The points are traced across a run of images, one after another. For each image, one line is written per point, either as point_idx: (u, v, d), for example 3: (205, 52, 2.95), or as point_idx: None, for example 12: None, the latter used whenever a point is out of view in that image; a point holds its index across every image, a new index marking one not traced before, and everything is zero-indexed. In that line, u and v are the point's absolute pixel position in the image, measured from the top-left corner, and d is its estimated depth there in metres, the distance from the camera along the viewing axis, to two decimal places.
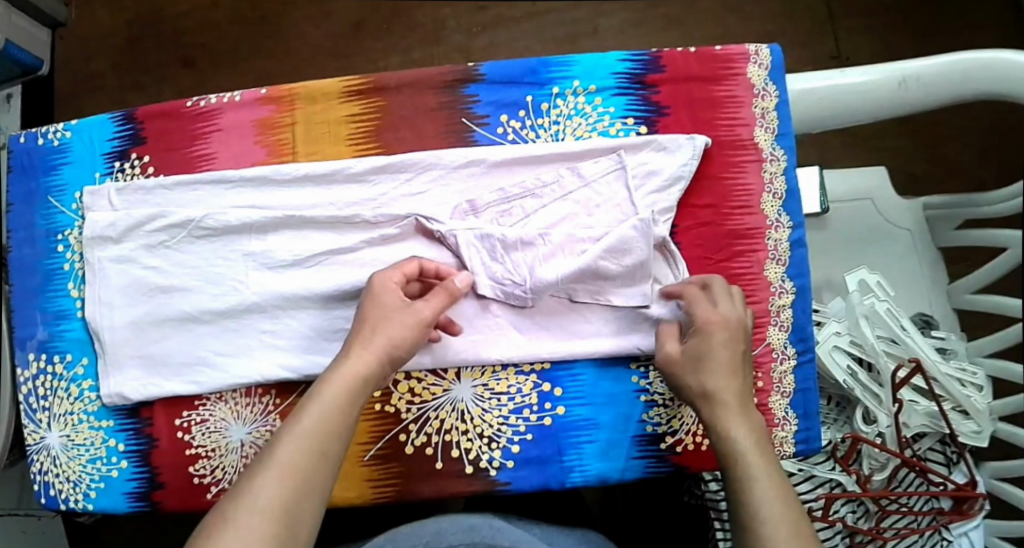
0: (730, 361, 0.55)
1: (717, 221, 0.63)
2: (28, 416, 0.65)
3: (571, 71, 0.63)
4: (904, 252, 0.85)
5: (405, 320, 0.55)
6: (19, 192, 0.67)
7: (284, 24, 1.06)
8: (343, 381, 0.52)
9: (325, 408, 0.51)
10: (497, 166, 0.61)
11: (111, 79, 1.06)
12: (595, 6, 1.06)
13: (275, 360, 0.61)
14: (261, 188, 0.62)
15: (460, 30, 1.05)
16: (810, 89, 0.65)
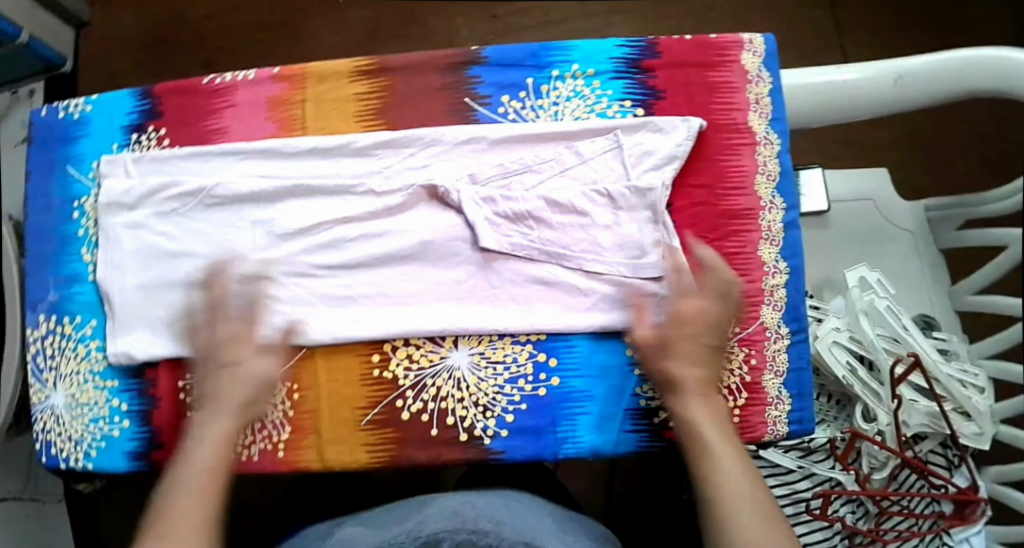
0: (706, 353, 0.58)
1: (711, 201, 0.63)
2: (36, 376, 0.69)
3: (570, 55, 0.64)
4: (905, 252, 0.85)
5: (244, 384, 0.60)
6: (38, 161, 0.71)
7: (300, 30, 1.03)
8: (212, 449, 0.57)
9: (195, 474, 0.56)
10: (497, 143, 0.63)
11: (128, 78, 1.05)
12: (604, 15, 1.01)
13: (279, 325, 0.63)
14: (272, 159, 0.65)
15: (473, 39, 1.01)
16: (804, 84, 0.67)
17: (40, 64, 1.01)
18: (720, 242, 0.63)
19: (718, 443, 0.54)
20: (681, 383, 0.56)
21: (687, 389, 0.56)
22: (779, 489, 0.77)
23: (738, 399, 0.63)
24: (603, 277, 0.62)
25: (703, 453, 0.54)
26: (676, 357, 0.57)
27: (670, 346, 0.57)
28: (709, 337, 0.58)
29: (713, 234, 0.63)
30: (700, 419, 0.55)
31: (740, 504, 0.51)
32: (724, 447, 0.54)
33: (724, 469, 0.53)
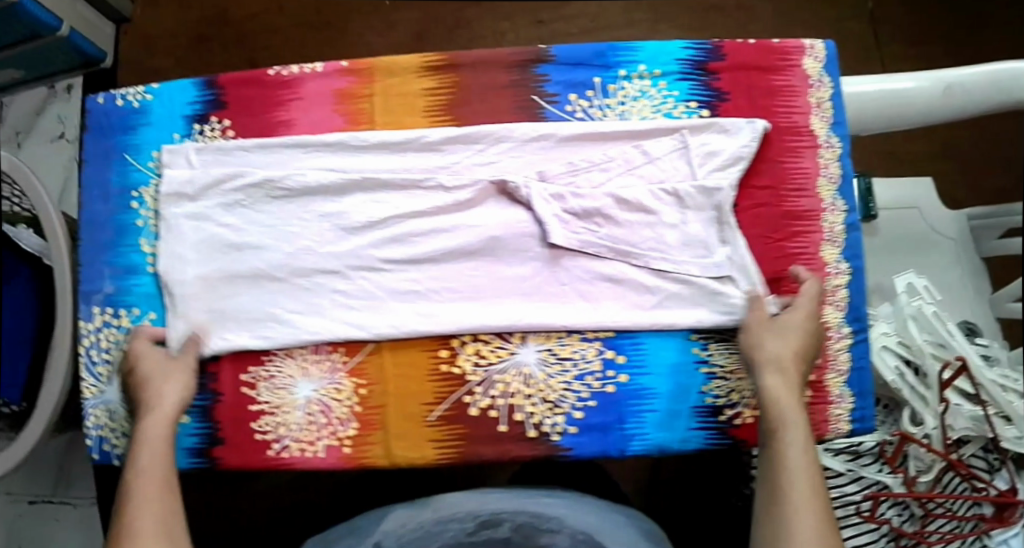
0: (805, 343, 0.60)
1: (775, 202, 0.64)
2: (88, 370, 0.68)
3: (636, 55, 0.64)
4: (949, 261, 0.86)
5: (162, 382, 0.62)
6: (94, 149, 0.70)
7: (347, 32, 1.06)
8: (156, 450, 0.59)
9: (152, 477, 0.58)
10: (565, 141, 0.63)
11: (168, 76, 1.06)
12: (649, 25, 1.04)
13: (346, 318, 0.63)
14: (339, 153, 0.65)
15: (517, 43, 1.05)
16: (861, 90, 0.68)
17: (81, 59, 1.02)
18: (784, 242, 0.64)
19: (794, 431, 0.56)
20: (780, 362, 0.58)
21: (772, 367, 0.58)
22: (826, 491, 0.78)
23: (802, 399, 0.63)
24: (671, 275, 0.62)
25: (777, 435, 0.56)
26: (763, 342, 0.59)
27: (759, 335, 0.60)
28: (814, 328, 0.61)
29: (777, 235, 0.63)
30: (783, 403, 0.57)
31: (799, 497, 0.54)
32: (800, 437, 0.56)
33: (791, 455, 0.55)
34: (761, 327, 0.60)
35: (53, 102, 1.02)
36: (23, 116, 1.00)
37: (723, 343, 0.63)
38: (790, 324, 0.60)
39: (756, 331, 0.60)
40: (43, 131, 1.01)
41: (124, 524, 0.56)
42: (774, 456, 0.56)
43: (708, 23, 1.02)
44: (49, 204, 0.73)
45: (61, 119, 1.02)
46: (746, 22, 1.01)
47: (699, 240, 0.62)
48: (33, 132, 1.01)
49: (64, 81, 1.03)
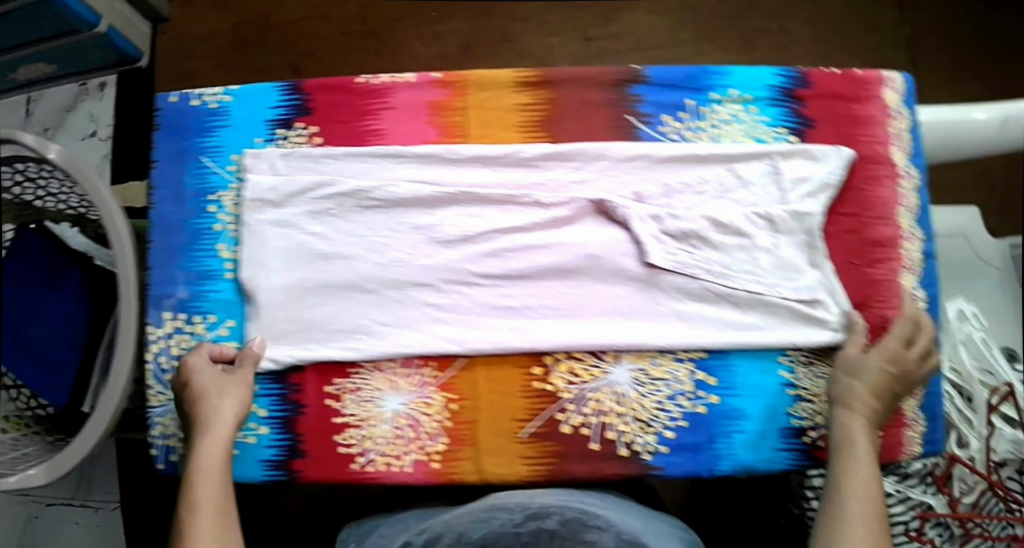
0: (882, 382, 0.61)
1: (859, 229, 0.66)
2: (155, 377, 0.66)
3: (728, 80, 0.65)
4: (994, 284, 0.90)
5: (218, 399, 0.60)
6: (166, 149, 0.67)
7: (393, 39, 1.05)
8: (213, 469, 0.58)
9: (205, 495, 0.56)
10: (659, 162, 0.63)
11: (213, 79, 1.04)
12: (693, 46, 1.04)
13: (438, 332, 0.63)
14: (432, 165, 0.64)
15: (567, 60, 1.05)
16: (928, 119, 0.73)
17: (116, 56, 0.99)
18: (866, 269, 0.66)
19: (859, 469, 0.58)
20: (852, 399, 0.61)
21: (848, 405, 0.61)
22: None
23: None
24: (763, 299, 0.63)
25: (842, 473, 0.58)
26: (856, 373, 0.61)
27: (850, 366, 0.62)
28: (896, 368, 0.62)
29: (860, 261, 0.65)
30: (854, 440, 0.59)
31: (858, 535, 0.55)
32: (865, 476, 0.57)
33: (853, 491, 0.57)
34: (845, 361, 0.62)
35: (85, 99, 1.01)
36: (53, 113, 0.99)
37: (809, 366, 0.64)
38: (871, 362, 0.61)
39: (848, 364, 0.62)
40: (74, 128, 1.00)
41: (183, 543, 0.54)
42: (836, 492, 0.57)
43: (758, 41, 1.03)
44: (111, 204, 0.70)
45: (93, 117, 1.00)
46: (792, 46, 1.03)
47: (791, 263, 0.63)
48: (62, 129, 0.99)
49: (97, 78, 1.01)
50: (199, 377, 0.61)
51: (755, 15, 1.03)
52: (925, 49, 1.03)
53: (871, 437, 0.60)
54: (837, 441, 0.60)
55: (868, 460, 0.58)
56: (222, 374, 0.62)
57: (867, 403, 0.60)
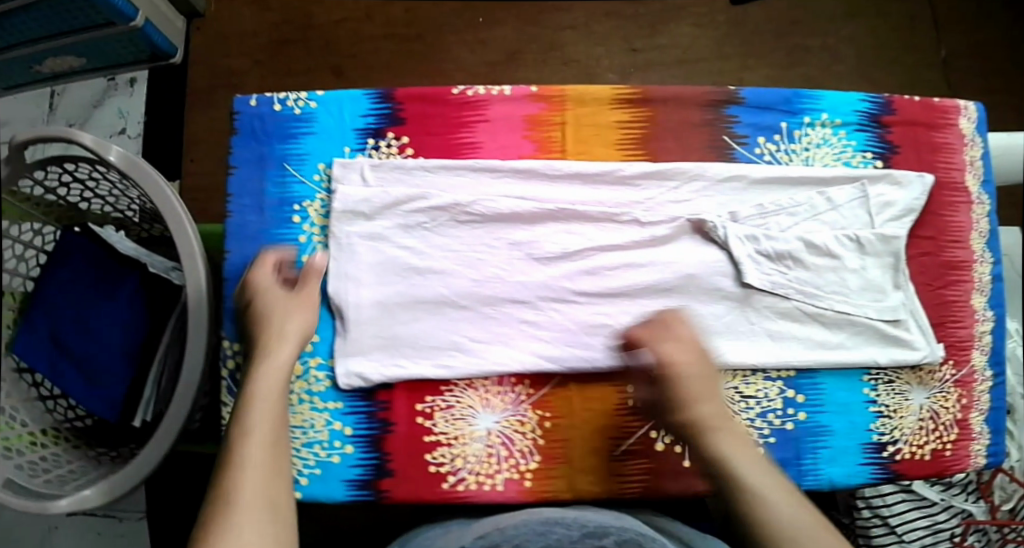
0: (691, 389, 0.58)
1: (936, 251, 0.68)
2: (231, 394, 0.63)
3: (819, 104, 0.67)
4: None
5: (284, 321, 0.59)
6: (247, 155, 0.64)
7: (437, 44, 1.06)
8: (269, 396, 0.57)
9: (263, 418, 0.56)
10: (755, 182, 0.64)
11: (249, 79, 1.05)
12: (742, 59, 1.09)
13: (536, 350, 0.62)
14: (530, 181, 0.64)
15: (614, 70, 1.07)
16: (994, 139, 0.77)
17: (149, 50, 0.99)
18: (942, 290, 0.68)
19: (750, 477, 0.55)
20: (698, 422, 0.58)
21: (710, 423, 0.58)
22: (921, 520, 0.82)
23: (951, 433, 0.68)
24: (850, 318, 0.65)
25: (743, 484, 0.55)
26: (682, 391, 0.58)
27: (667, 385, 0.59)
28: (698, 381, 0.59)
29: (937, 283, 0.68)
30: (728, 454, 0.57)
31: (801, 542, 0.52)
32: (768, 483, 0.55)
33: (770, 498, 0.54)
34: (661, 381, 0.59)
35: (113, 95, 1.02)
36: (79, 107, 1.02)
37: (890, 384, 0.66)
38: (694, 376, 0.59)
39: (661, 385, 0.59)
40: (101, 123, 1.01)
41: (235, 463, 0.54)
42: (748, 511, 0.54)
43: (800, 58, 1.09)
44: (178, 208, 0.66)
45: (123, 113, 1.02)
46: (831, 62, 1.09)
47: (877, 284, 0.65)
48: (89, 123, 1.01)
49: (126, 74, 1.03)
50: (266, 295, 0.60)
51: (800, 32, 1.09)
52: (960, 72, 1.10)
53: (743, 444, 0.58)
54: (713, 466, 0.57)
55: (755, 471, 0.56)
56: (291, 292, 0.61)
57: (716, 415, 0.58)
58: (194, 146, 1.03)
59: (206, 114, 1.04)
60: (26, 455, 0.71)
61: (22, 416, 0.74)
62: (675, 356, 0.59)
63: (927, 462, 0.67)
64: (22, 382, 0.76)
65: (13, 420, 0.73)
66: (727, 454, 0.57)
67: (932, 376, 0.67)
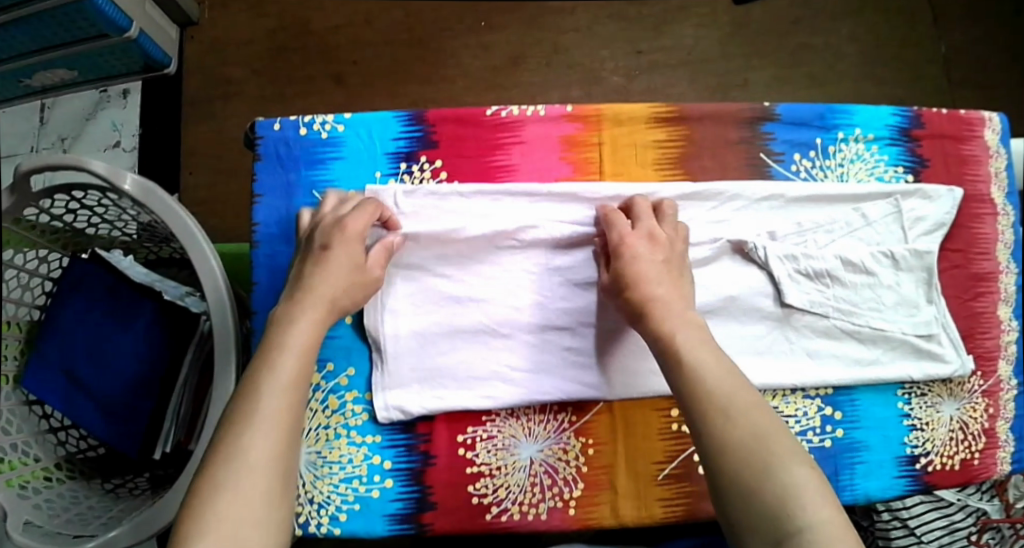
0: (651, 269, 0.56)
1: (964, 264, 0.69)
2: None
3: (853, 119, 0.67)
4: None
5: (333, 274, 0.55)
6: (272, 182, 0.62)
7: (441, 47, 1.04)
8: (298, 349, 0.51)
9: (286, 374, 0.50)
10: (793, 201, 0.64)
11: (248, 87, 1.02)
12: (744, 59, 1.06)
13: (580, 377, 0.61)
14: (568, 203, 0.62)
15: (619, 71, 1.05)
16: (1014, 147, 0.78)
17: (143, 62, 0.95)
18: (970, 302, 0.69)
19: (705, 367, 0.51)
20: (653, 300, 0.55)
21: (668, 304, 0.55)
22: None
23: (978, 443, 0.68)
24: (886, 334, 0.65)
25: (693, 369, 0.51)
26: (644, 282, 0.56)
27: (623, 275, 0.57)
28: (663, 257, 0.57)
29: (966, 294, 0.69)
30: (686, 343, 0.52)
31: (742, 442, 0.47)
32: (720, 381, 0.50)
33: (718, 388, 0.50)
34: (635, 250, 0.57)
35: (106, 107, 0.98)
36: (70, 121, 0.97)
37: (923, 397, 0.67)
38: (650, 250, 0.57)
39: (615, 280, 0.57)
40: (95, 137, 0.97)
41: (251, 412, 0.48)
42: (691, 396, 0.50)
43: (801, 58, 1.07)
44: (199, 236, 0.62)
45: (116, 126, 0.98)
46: (835, 60, 1.07)
47: (912, 300, 0.65)
48: (81, 138, 0.97)
49: (119, 85, 0.98)
50: (341, 247, 0.56)
51: (803, 30, 1.07)
52: (967, 67, 1.08)
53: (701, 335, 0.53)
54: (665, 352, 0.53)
55: (709, 366, 0.51)
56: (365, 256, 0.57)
57: (673, 298, 0.55)
58: (190, 156, 1.00)
59: (204, 124, 1.01)
60: (41, 493, 0.66)
61: (35, 451, 0.69)
62: (633, 244, 0.57)
63: (958, 472, 0.67)
64: (32, 414, 0.72)
65: (26, 454, 0.68)
66: (679, 338, 0.53)
67: (961, 387, 0.68)
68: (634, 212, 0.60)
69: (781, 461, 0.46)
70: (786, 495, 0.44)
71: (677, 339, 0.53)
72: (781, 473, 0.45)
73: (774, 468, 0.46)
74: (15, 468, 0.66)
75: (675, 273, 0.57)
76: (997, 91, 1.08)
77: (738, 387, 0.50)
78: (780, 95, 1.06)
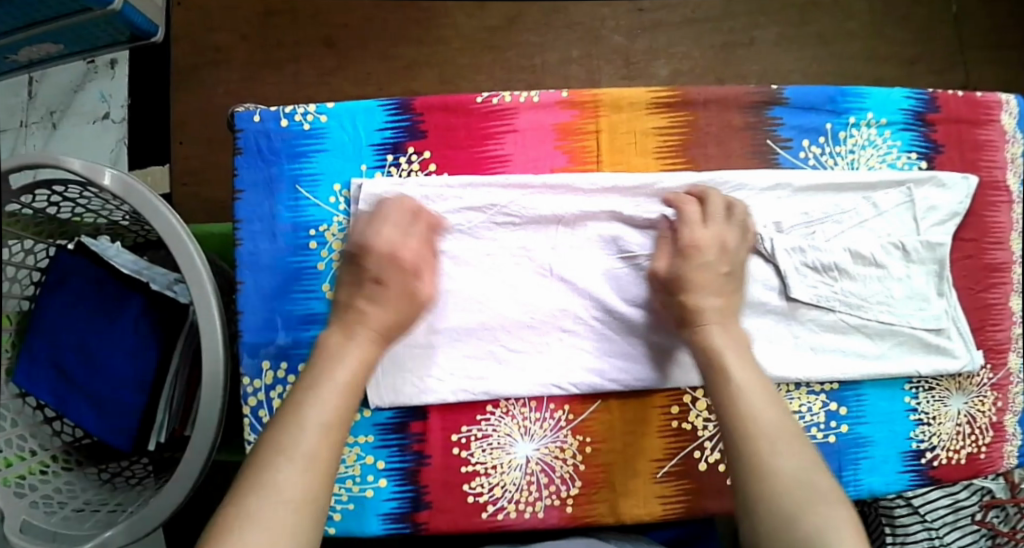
0: (713, 282, 0.56)
1: (977, 254, 0.66)
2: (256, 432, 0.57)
3: (865, 103, 0.64)
4: None
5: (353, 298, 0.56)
6: (253, 177, 0.59)
7: (435, 9, 0.99)
8: (348, 367, 0.52)
9: (330, 400, 0.50)
10: (800, 190, 0.62)
11: (237, 54, 0.97)
12: (751, 17, 1.01)
13: (581, 363, 0.60)
14: (563, 195, 0.60)
15: (620, 31, 1.00)
16: None
17: (128, 31, 0.88)
18: (981, 293, 0.66)
19: (751, 392, 0.52)
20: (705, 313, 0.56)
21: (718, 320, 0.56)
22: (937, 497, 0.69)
23: (986, 437, 0.66)
24: (893, 328, 0.63)
25: (735, 390, 0.52)
26: (695, 289, 0.56)
27: (680, 278, 0.56)
28: (726, 267, 0.57)
29: (978, 286, 0.66)
30: (731, 364, 0.53)
31: (786, 474, 0.48)
32: (766, 410, 0.51)
33: (760, 415, 0.50)
34: (702, 258, 0.57)
35: (94, 78, 0.93)
36: (59, 92, 0.92)
37: (930, 391, 0.65)
38: (716, 258, 0.57)
39: (672, 280, 0.57)
40: (81, 110, 0.93)
41: (297, 425, 0.48)
42: (732, 422, 0.50)
43: (813, 15, 1.02)
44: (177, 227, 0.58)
45: (104, 97, 0.93)
46: (843, 19, 1.02)
47: (921, 293, 0.63)
48: (70, 111, 0.92)
49: (106, 56, 0.93)
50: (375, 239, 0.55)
51: None
52: (983, 29, 1.04)
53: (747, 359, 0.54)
54: (711, 370, 0.53)
55: (756, 389, 0.52)
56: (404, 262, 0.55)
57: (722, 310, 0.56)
58: (181, 126, 0.95)
59: (189, 97, 0.96)
60: (38, 489, 0.63)
61: (32, 443, 0.66)
62: (702, 248, 0.57)
63: (963, 466, 0.66)
64: (26, 407, 0.67)
65: (22, 449, 0.65)
66: (727, 359, 0.53)
67: (970, 380, 0.66)
68: (709, 209, 0.58)
69: (821, 499, 0.46)
70: (822, 531, 0.44)
71: (724, 356, 0.53)
72: (815, 510, 0.46)
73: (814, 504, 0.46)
74: (10, 465, 0.62)
75: (732, 285, 0.57)
76: (1012, 55, 1.04)
77: (779, 413, 0.51)
78: (789, 55, 1.01)
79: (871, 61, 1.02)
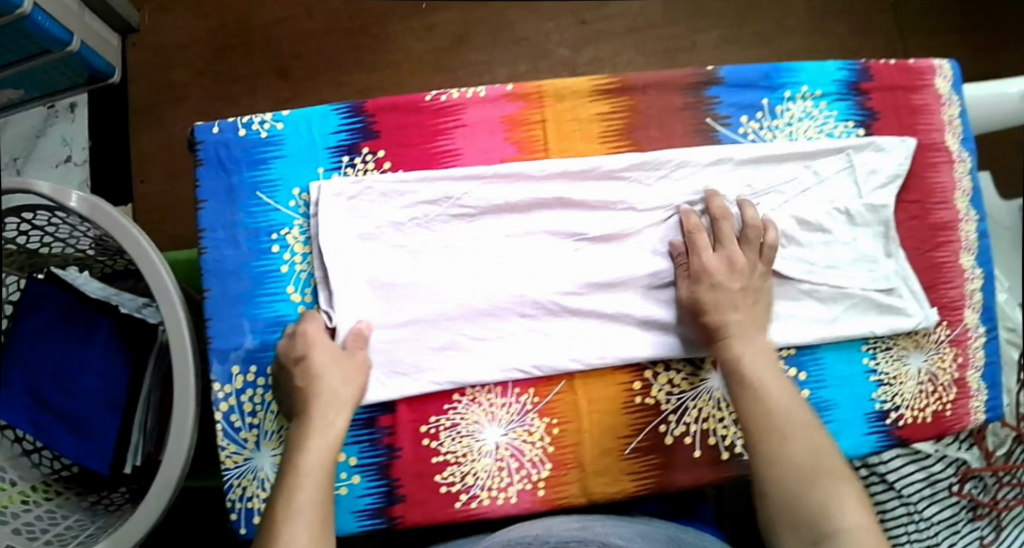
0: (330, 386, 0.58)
1: (922, 215, 0.68)
2: (227, 437, 0.59)
3: (799, 77, 0.66)
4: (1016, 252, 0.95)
5: (326, 413, 0.56)
6: (214, 187, 0.61)
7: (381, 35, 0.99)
8: (332, 402, 0.56)
9: (322, 441, 0.54)
10: (743, 163, 0.64)
11: (193, 90, 1.01)
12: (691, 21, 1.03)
13: (542, 346, 0.61)
14: (515, 183, 0.62)
15: (564, 44, 1.03)
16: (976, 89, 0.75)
17: (86, 73, 0.93)
18: (930, 252, 0.68)
19: (768, 379, 0.57)
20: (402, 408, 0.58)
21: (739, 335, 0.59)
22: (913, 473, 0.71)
23: (951, 394, 0.67)
24: (845, 291, 0.64)
25: (747, 381, 0.57)
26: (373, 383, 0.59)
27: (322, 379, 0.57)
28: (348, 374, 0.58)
29: (927, 245, 0.68)
30: (745, 354, 0.58)
31: (807, 461, 0.53)
32: (778, 393, 0.56)
33: (774, 399, 0.55)
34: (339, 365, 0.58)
35: (54, 122, 0.96)
36: (21, 140, 0.95)
37: (888, 351, 0.66)
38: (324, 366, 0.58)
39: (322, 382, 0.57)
40: (45, 153, 0.96)
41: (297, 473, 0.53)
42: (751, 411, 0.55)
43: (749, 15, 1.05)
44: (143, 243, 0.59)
45: (67, 141, 0.96)
46: (781, 16, 1.05)
47: (870, 255, 0.65)
48: (33, 156, 0.96)
49: (66, 99, 0.96)
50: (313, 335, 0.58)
51: None
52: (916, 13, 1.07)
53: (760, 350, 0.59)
54: (726, 362, 0.58)
55: (765, 370, 0.57)
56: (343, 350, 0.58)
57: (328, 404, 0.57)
58: (141, 166, 0.99)
59: (156, 133, 1.00)
60: (20, 517, 0.64)
61: (11, 475, 0.67)
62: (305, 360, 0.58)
63: (930, 424, 0.67)
64: (4, 439, 0.69)
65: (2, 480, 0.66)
66: (744, 357, 0.58)
67: (928, 338, 0.68)
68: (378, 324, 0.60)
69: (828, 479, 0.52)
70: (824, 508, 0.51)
71: (745, 363, 0.57)
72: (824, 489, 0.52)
73: (836, 482, 0.52)
74: None
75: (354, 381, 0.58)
76: (953, 33, 1.06)
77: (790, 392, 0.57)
78: (728, 58, 1.04)
79: (810, 54, 1.05)
